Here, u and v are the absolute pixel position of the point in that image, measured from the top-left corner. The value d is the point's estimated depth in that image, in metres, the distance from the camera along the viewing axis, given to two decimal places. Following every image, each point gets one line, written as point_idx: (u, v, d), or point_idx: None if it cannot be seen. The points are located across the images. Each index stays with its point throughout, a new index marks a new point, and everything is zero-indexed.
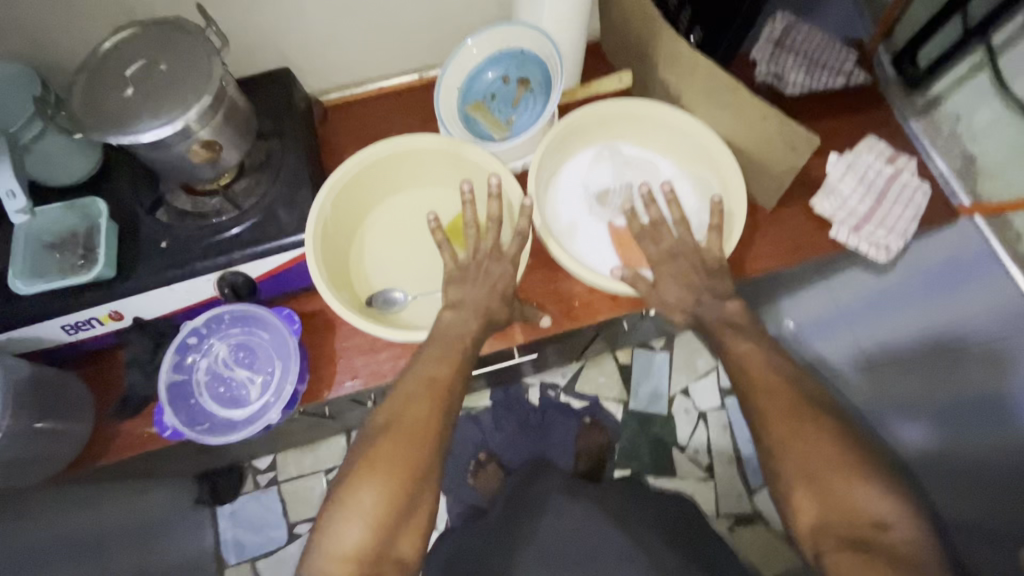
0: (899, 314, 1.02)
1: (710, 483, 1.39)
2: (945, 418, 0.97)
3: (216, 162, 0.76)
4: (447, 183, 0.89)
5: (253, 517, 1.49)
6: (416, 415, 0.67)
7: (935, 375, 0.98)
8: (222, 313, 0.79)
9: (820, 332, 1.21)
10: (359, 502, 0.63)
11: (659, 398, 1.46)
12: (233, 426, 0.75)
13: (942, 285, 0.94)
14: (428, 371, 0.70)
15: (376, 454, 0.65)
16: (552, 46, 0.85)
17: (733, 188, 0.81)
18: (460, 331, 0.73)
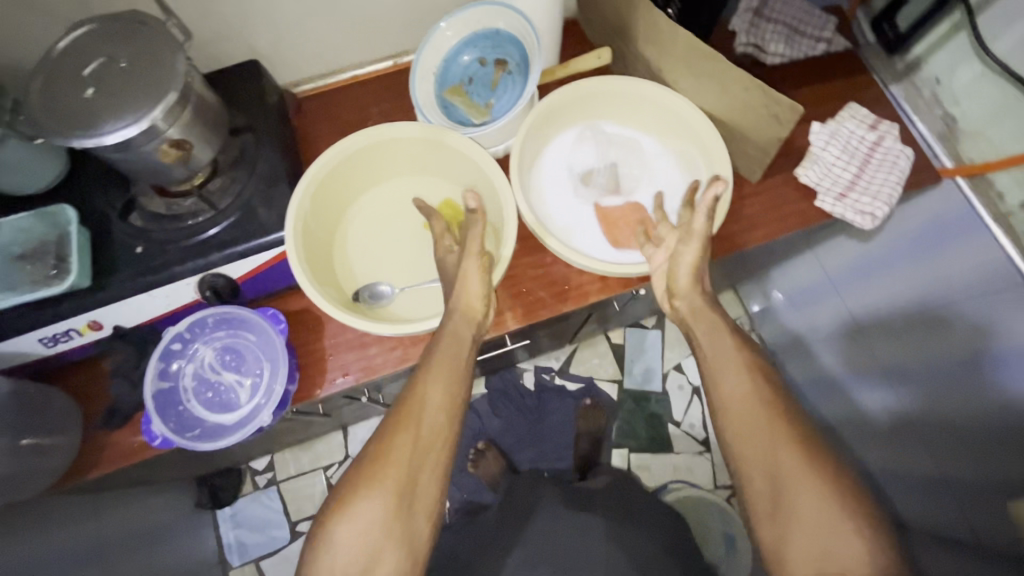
0: (887, 277, 1.06)
1: (707, 456, 1.41)
2: (928, 392, 1.00)
3: (188, 161, 0.74)
4: (427, 171, 0.87)
5: (254, 517, 1.49)
6: (414, 431, 0.67)
7: (917, 346, 1.01)
8: (206, 317, 0.76)
9: (801, 303, 1.30)
10: (360, 513, 0.63)
11: (653, 376, 1.47)
12: (225, 431, 0.73)
13: (928, 246, 0.97)
14: (426, 385, 0.70)
15: (376, 467, 0.65)
16: (528, 25, 0.83)
17: (718, 162, 0.81)
18: (454, 334, 0.73)
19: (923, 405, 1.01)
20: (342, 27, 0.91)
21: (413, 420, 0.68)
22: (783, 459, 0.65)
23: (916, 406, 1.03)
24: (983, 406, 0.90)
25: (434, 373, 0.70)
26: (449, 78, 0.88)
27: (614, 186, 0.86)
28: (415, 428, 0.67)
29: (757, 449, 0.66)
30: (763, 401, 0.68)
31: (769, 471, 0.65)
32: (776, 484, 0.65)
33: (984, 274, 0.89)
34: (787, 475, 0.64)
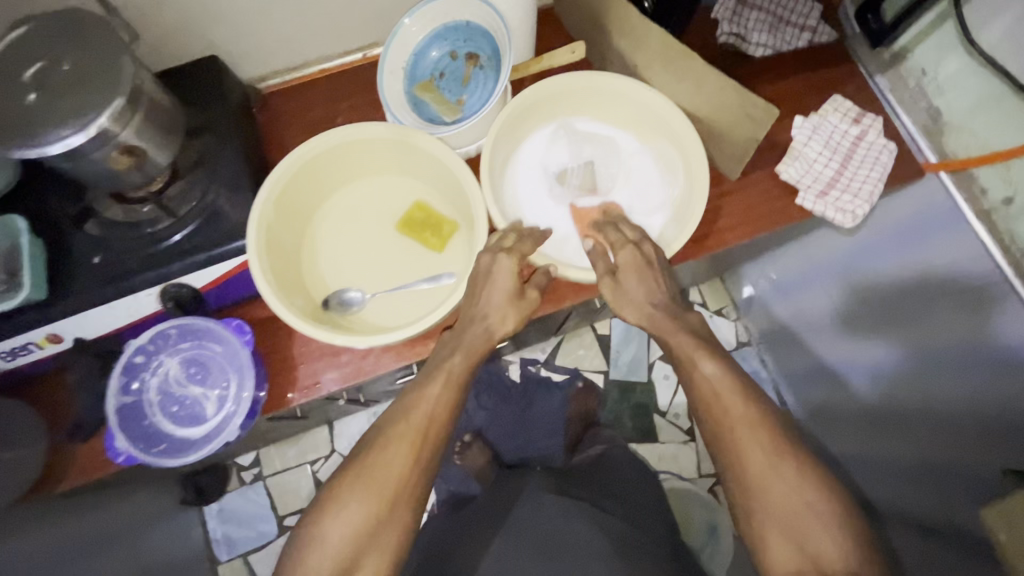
0: (876, 263, 1.03)
1: (691, 445, 1.42)
2: (908, 382, 0.98)
3: (144, 167, 0.71)
4: (400, 170, 0.84)
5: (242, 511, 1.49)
6: (409, 438, 0.66)
7: (899, 331, 0.99)
8: (169, 328, 0.74)
9: (787, 296, 1.26)
10: (345, 514, 0.64)
11: (639, 366, 1.47)
12: (193, 445, 0.72)
13: (915, 235, 0.95)
14: (425, 393, 0.69)
15: (365, 470, 0.65)
16: (498, 18, 0.79)
17: (695, 162, 0.78)
18: (469, 347, 0.71)
19: (903, 393, 0.99)
20: (306, 20, 0.87)
21: (409, 427, 0.67)
22: (753, 459, 0.64)
23: (893, 395, 1.02)
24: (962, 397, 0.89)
25: (437, 384, 0.70)
26: (420, 73, 0.85)
27: (590, 187, 0.83)
28: (409, 437, 0.66)
29: (729, 452, 0.66)
30: (739, 399, 0.67)
31: (739, 474, 0.65)
32: (748, 483, 0.64)
33: (967, 266, 0.88)
34: (759, 477, 0.64)
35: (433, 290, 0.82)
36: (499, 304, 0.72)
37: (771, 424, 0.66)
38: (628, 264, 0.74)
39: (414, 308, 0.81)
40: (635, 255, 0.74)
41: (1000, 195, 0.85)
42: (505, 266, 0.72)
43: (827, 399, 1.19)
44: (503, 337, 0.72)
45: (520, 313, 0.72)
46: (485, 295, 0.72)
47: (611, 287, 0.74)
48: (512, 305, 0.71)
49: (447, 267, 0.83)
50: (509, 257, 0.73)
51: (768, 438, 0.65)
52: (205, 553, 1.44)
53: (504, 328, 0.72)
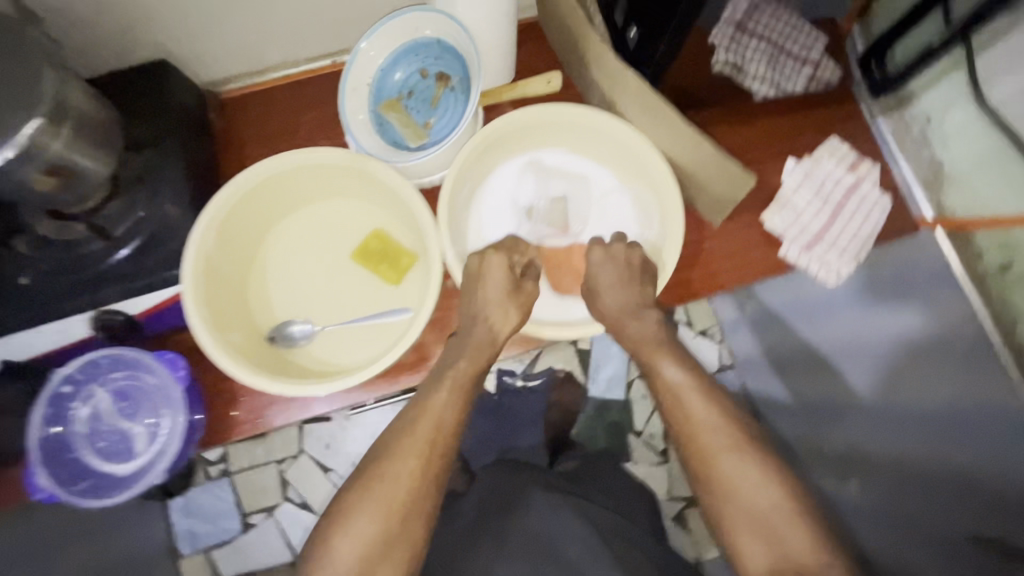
0: (892, 303, 0.90)
1: None
2: (946, 440, 0.84)
3: (74, 187, 0.66)
4: (357, 196, 0.79)
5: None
6: (418, 446, 0.63)
7: (932, 381, 0.87)
8: (99, 358, 0.69)
9: (800, 318, 0.95)
10: (357, 529, 0.59)
11: None
12: (118, 484, 0.69)
13: (907, 289, 0.89)
14: (432, 400, 0.66)
15: (375, 480, 0.61)
16: (468, 39, 0.72)
17: (670, 210, 0.72)
18: (474, 353, 0.69)
19: (942, 453, 0.84)
20: (264, 26, 0.81)
21: (418, 434, 0.64)
22: (725, 469, 0.62)
23: (906, 452, 0.86)
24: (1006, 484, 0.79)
25: (443, 394, 0.67)
26: (385, 91, 0.79)
27: (560, 226, 0.79)
28: (423, 442, 0.64)
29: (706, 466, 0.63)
30: (706, 405, 0.66)
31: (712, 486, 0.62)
32: (724, 484, 0.61)
33: (962, 333, 0.86)
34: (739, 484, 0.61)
35: (386, 326, 0.77)
36: (498, 301, 0.71)
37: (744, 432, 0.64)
38: (603, 278, 0.72)
39: (365, 345, 0.77)
40: (607, 262, 0.72)
41: (997, 261, 0.81)
42: (495, 263, 0.71)
43: (827, 429, 0.92)
44: (512, 331, 0.72)
45: (523, 306, 0.72)
46: (481, 298, 0.71)
47: (592, 292, 0.73)
48: (511, 303, 0.71)
49: (402, 303, 0.78)
50: (498, 253, 0.72)
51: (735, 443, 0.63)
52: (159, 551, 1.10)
53: (507, 327, 0.71)
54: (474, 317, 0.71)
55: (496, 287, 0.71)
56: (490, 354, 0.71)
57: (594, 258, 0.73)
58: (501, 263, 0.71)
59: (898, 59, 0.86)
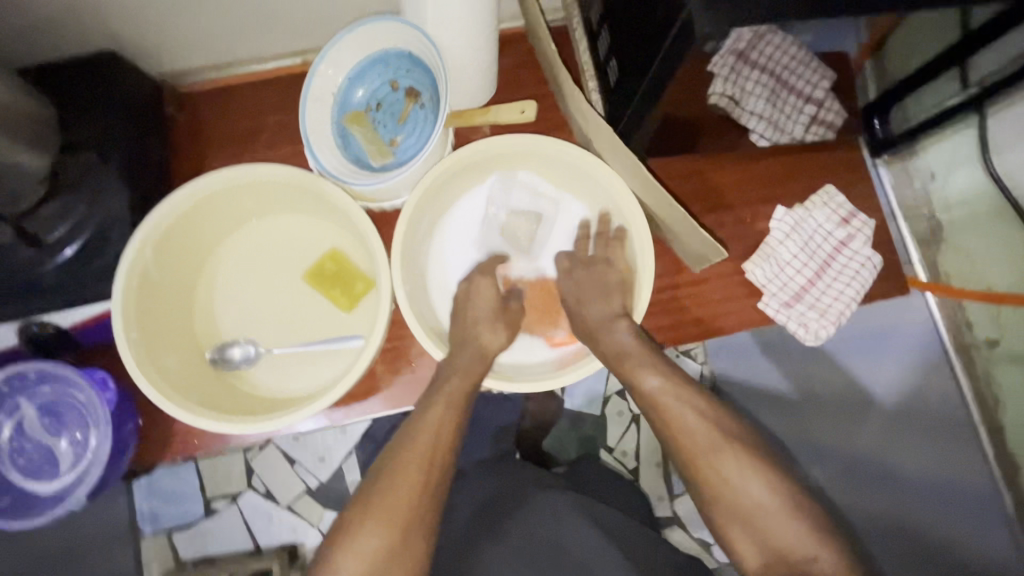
0: (890, 359, 0.88)
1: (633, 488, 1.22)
2: (939, 510, 0.83)
3: (8, 187, 0.61)
4: (313, 215, 0.74)
5: (168, 487, 1.27)
6: (420, 459, 0.61)
7: (919, 450, 0.86)
8: (26, 370, 0.65)
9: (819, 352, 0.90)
10: (361, 547, 0.57)
11: (595, 398, 1.22)
12: (39, 505, 0.66)
13: (904, 353, 0.87)
14: (429, 414, 0.64)
15: (377, 496, 0.59)
16: (438, 58, 0.67)
17: (642, 256, 0.68)
18: (466, 369, 0.66)
19: (937, 524, 0.83)
20: (227, 22, 0.74)
21: (417, 445, 0.62)
22: (724, 485, 0.61)
23: (897, 512, 0.85)
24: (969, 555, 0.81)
25: (440, 407, 0.64)
26: (351, 101, 0.73)
27: (523, 253, 0.76)
28: (425, 459, 0.61)
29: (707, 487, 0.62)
30: (697, 418, 0.64)
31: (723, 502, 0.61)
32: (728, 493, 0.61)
33: (947, 409, 0.85)
34: (740, 493, 0.60)
35: (336, 353, 0.73)
36: (485, 320, 0.70)
37: (739, 454, 0.62)
38: (582, 306, 0.70)
39: (313, 372, 0.73)
40: (584, 288, 0.70)
41: (986, 335, 0.80)
42: (482, 285, 0.71)
43: (851, 485, 0.87)
44: (500, 349, 0.69)
45: (510, 325, 0.70)
46: (471, 316, 0.70)
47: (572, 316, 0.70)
48: (500, 321, 0.70)
49: (355, 329, 0.74)
50: (487, 283, 0.72)
51: (732, 462, 0.61)
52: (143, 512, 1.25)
53: (495, 343, 0.69)
54: (464, 329, 0.69)
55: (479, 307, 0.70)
56: (485, 370, 0.67)
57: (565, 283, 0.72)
58: (487, 283, 0.71)
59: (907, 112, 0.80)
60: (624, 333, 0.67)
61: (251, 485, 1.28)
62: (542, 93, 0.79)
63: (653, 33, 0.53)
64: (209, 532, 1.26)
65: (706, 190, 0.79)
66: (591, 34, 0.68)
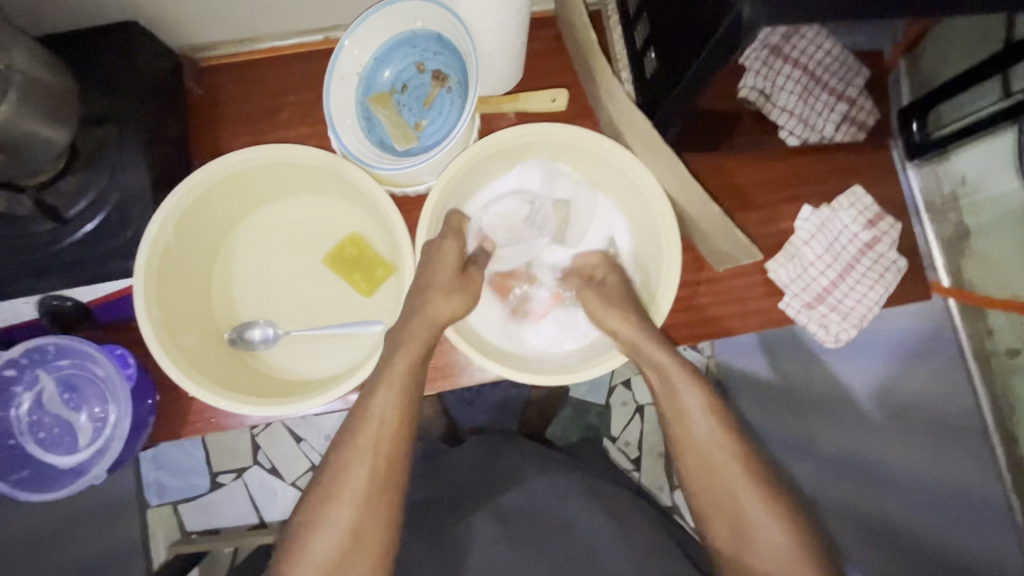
0: (913, 365, 0.86)
1: (635, 475, 1.28)
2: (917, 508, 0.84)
3: (24, 161, 0.59)
4: (335, 197, 0.74)
5: (176, 461, 1.33)
6: (364, 456, 0.62)
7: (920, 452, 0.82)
8: (46, 345, 0.65)
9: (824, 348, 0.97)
10: (316, 552, 0.60)
11: (600, 385, 1.29)
12: (57, 477, 0.66)
13: (916, 356, 0.85)
14: (371, 402, 0.63)
15: (326, 502, 0.61)
16: (470, 41, 0.65)
17: (669, 251, 0.67)
18: (410, 344, 0.64)
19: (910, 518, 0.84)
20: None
21: (361, 445, 0.62)
22: (712, 457, 0.64)
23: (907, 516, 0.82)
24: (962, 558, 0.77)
25: (381, 395, 0.63)
26: (376, 82, 0.71)
27: (530, 245, 0.77)
28: (370, 451, 0.62)
29: (698, 469, 0.65)
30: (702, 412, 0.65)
31: (709, 483, 0.64)
32: (706, 480, 0.64)
33: (960, 418, 0.82)
34: (720, 466, 0.64)
35: (355, 337, 0.73)
36: (443, 286, 0.66)
37: (719, 441, 0.64)
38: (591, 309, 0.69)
39: (332, 356, 0.72)
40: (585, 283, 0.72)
41: (1006, 344, 0.79)
42: (446, 247, 0.67)
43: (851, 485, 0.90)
44: (452, 317, 0.66)
45: (466, 293, 0.68)
46: (426, 279, 0.66)
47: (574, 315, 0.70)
48: (458, 291, 0.67)
49: (374, 315, 0.73)
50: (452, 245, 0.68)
51: (714, 442, 0.64)
52: (134, 495, 1.29)
53: (446, 310, 0.66)
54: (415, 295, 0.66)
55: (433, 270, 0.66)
56: (430, 338, 0.65)
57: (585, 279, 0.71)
58: (450, 245, 0.68)
59: (945, 119, 0.79)
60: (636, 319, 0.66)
61: (256, 461, 1.34)
62: (568, 82, 0.78)
63: (700, 24, 0.52)
64: (215, 505, 1.33)
65: (730, 188, 0.78)
66: (626, 21, 0.67)
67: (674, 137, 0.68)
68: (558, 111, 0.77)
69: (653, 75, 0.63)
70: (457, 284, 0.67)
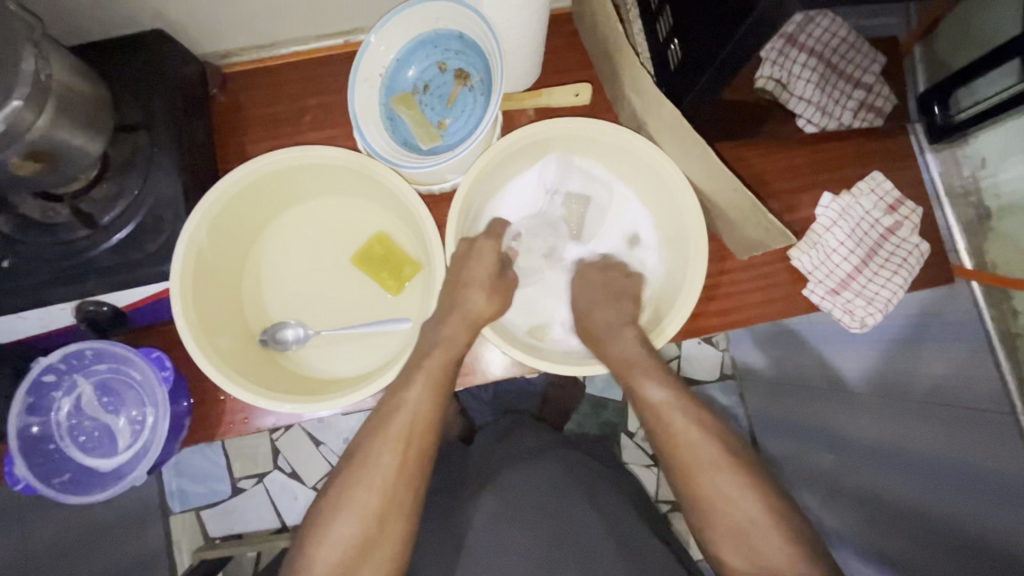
0: (922, 351, 0.86)
1: (653, 470, 1.28)
2: (924, 488, 0.79)
3: (61, 169, 0.61)
4: (361, 197, 0.75)
5: (198, 468, 1.33)
6: (394, 445, 0.63)
7: (939, 433, 0.79)
8: (84, 350, 0.67)
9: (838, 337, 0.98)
10: (337, 535, 0.61)
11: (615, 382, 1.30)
12: (99, 480, 0.67)
13: (936, 338, 0.85)
14: (407, 392, 0.64)
15: (352, 488, 0.62)
16: (493, 38, 0.66)
17: (694, 240, 0.68)
18: (450, 340, 0.66)
19: (922, 499, 0.79)
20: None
21: (391, 435, 0.63)
22: (688, 437, 0.64)
23: (925, 499, 0.78)
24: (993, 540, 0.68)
25: (417, 387, 0.65)
26: (400, 81, 0.72)
27: (553, 240, 0.77)
28: (402, 442, 0.63)
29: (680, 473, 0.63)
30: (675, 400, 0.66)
31: (687, 467, 0.63)
32: (681, 460, 0.63)
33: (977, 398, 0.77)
34: (694, 465, 0.63)
35: (386, 335, 0.73)
36: (482, 282, 0.69)
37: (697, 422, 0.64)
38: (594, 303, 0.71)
39: (363, 353, 0.73)
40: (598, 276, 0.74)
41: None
42: (486, 246, 0.70)
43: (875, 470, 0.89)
44: (489, 317, 0.69)
45: (502, 295, 0.70)
46: (463, 274, 0.68)
47: (582, 309, 0.72)
48: (495, 291, 0.69)
49: (403, 313, 0.74)
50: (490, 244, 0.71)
51: (689, 424, 0.64)
52: (156, 502, 1.30)
53: (488, 311, 0.69)
54: (453, 292, 0.67)
55: (478, 269, 0.69)
56: (469, 336, 0.67)
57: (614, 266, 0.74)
58: (490, 247, 0.70)
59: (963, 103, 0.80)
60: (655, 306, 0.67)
61: (276, 465, 1.35)
62: (588, 77, 0.78)
63: (724, 13, 0.52)
64: (237, 510, 1.33)
65: (752, 177, 0.79)
66: (648, 15, 0.68)
67: (698, 127, 0.69)
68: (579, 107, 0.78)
69: (677, 66, 0.63)
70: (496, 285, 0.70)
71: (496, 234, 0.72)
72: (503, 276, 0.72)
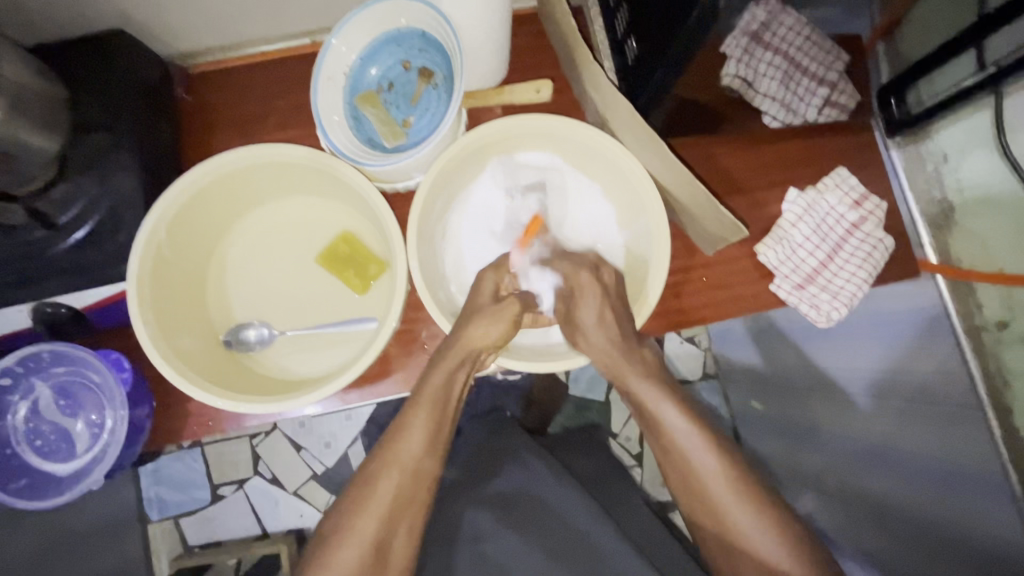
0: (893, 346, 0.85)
1: (637, 470, 1.28)
2: (906, 486, 0.78)
3: (15, 168, 0.59)
4: (328, 196, 0.74)
5: (176, 475, 1.32)
6: (393, 473, 0.63)
7: (920, 432, 0.78)
8: (40, 352, 0.66)
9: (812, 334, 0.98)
10: (338, 566, 0.60)
11: (599, 382, 1.29)
12: (55, 485, 0.67)
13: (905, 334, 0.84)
14: (409, 419, 0.64)
15: (351, 517, 0.62)
16: (453, 37, 0.66)
17: (660, 239, 0.67)
18: (446, 365, 0.65)
19: (902, 496, 0.78)
20: None
21: (391, 466, 0.63)
22: (684, 430, 0.64)
23: (910, 498, 0.77)
24: (974, 532, 0.69)
25: (418, 415, 0.64)
26: (363, 81, 0.72)
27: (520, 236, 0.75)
28: (400, 471, 0.63)
29: (678, 473, 0.64)
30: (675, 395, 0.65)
31: (677, 455, 0.64)
32: (674, 447, 0.64)
33: (954, 392, 0.76)
34: (702, 471, 0.63)
35: (351, 336, 0.72)
36: (486, 313, 0.65)
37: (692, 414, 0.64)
38: (580, 321, 0.66)
39: (328, 354, 0.72)
40: (593, 282, 0.67)
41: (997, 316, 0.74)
42: (485, 276, 0.70)
43: (848, 470, 0.88)
44: (495, 345, 0.65)
45: (505, 321, 0.65)
46: (466, 307, 0.67)
47: (572, 320, 0.67)
48: (496, 318, 0.65)
49: (370, 311, 0.74)
50: (489, 271, 0.70)
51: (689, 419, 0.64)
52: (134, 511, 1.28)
53: (488, 339, 0.64)
54: (463, 318, 0.66)
55: (478, 294, 0.68)
56: (468, 363, 0.65)
57: (583, 284, 0.67)
58: (491, 277, 0.70)
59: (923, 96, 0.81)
60: (595, 317, 0.66)
61: (257, 471, 1.33)
62: (554, 75, 0.78)
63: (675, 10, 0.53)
64: (216, 517, 1.32)
65: (719, 174, 0.79)
66: (608, 12, 0.69)
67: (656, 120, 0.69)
68: (544, 105, 0.78)
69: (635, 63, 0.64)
70: (506, 310, 0.66)
71: (499, 266, 0.71)
72: (511, 308, 0.66)
